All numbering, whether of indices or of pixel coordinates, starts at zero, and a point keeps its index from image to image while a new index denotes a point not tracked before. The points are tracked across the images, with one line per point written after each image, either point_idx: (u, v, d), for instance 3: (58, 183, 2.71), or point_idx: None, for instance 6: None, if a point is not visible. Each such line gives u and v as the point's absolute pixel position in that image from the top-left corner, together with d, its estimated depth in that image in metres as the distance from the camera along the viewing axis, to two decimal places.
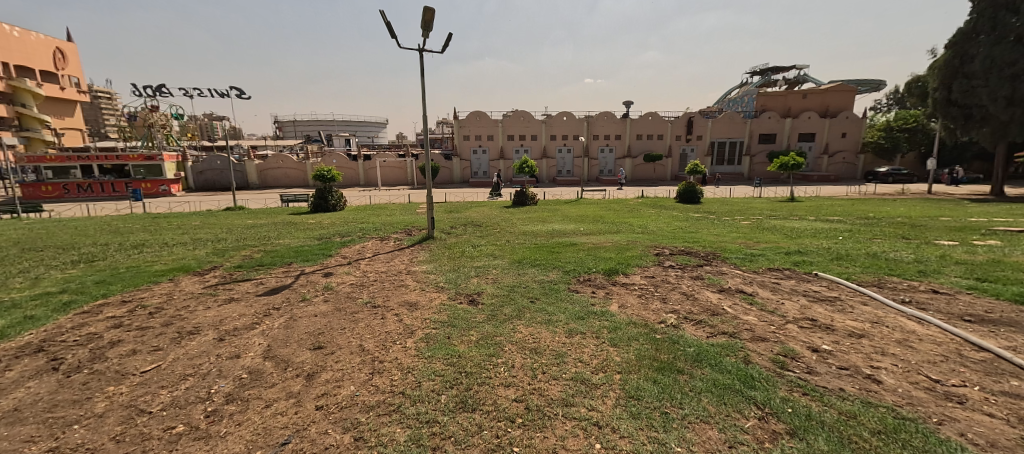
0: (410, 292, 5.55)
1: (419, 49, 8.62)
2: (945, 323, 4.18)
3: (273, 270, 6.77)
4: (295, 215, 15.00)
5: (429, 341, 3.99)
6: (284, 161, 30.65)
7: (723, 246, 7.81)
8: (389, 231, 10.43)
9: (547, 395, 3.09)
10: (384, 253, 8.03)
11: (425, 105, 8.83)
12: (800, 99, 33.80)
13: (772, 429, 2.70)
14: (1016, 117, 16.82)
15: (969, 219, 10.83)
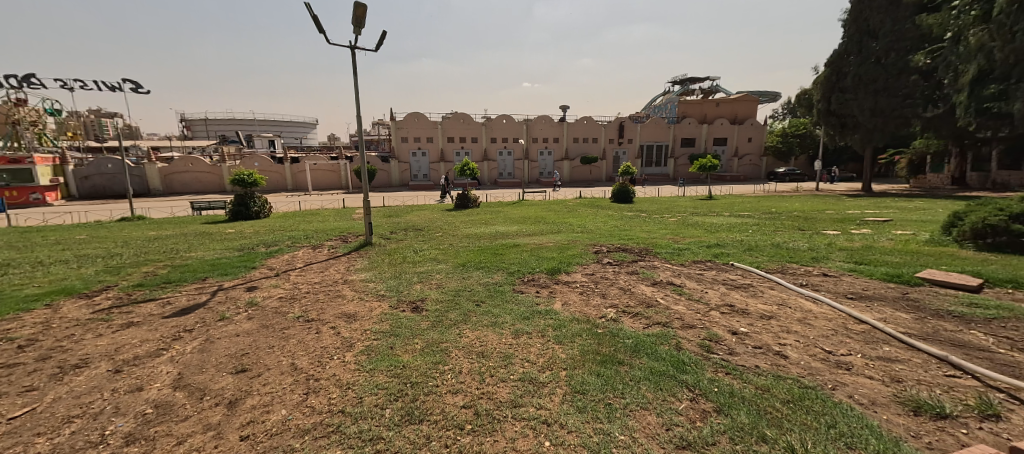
0: (348, 303, 5.38)
1: (352, 47, 8.45)
2: (834, 301, 4.88)
3: (182, 287, 6.21)
4: (210, 223, 13.76)
5: (370, 354, 3.92)
6: (194, 164, 28.06)
7: (654, 241, 8.44)
8: (322, 238, 9.97)
9: (496, 399, 3.19)
10: (317, 263, 7.67)
11: (359, 104, 8.64)
12: (713, 107, 37.11)
13: (702, 408, 3.01)
14: (878, 125, 20.00)
15: (848, 212, 12.67)
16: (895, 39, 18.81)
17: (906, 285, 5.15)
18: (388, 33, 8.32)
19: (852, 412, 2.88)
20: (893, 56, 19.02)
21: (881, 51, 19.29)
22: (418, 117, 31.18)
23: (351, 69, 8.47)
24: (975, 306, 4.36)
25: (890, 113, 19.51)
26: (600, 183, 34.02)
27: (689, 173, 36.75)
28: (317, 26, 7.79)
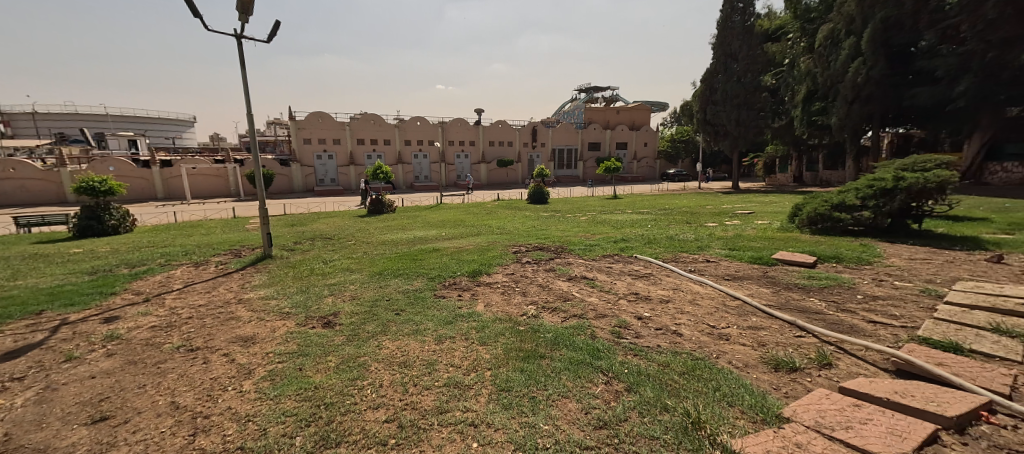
0: (244, 325, 4.97)
1: (238, 36, 7.81)
2: (715, 282, 5.75)
3: (8, 326, 5.16)
4: (48, 243, 11.54)
5: (275, 379, 3.66)
6: (17, 169, 23.27)
7: (568, 239, 9.05)
8: (208, 254, 8.98)
9: (420, 408, 3.18)
10: (201, 282, 6.93)
11: (249, 99, 7.98)
12: (614, 115, 40.32)
13: (615, 389, 3.34)
14: (741, 134, 23.42)
15: (724, 206, 14.79)
16: (750, 62, 22.47)
17: (765, 265, 6.26)
18: (280, 24, 7.87)
19: (731, 376, 3.44)
20: (749, 76, 22.63)
21: (740, 70, 22.73)
22: (324, 118, 29.28)
23: (238, 60, 7.83)
24: (813, 278, 5.47)
25: (750, 124, 23.09)
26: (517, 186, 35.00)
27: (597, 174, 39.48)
28: (193, 11, 7.08)
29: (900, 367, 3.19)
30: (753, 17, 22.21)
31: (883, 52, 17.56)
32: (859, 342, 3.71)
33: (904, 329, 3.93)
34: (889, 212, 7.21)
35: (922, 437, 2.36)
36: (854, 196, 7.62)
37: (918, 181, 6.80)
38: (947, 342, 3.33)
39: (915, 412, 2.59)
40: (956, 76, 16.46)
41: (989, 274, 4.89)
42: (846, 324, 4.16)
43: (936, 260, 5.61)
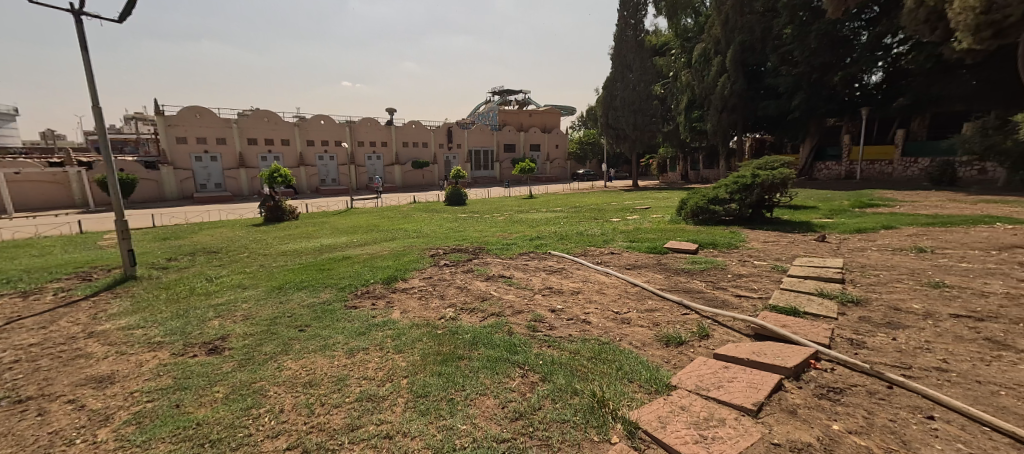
0: (98, 363, 4.18)
1: (77, 13, 6.57)
2: (619, 272, 6.28)
3: None
4: None
5: (144, 421, 3.12)
6: None
7: (486, 239, 9.19)
8: (44, 279, 7.42)
9: (328, 428, 2.92)
10: (34, 316, 5.72)
11: (93, 89, 6.75)
12: (526, 117, 41.65)
13: (530, 381, 3.30)
14: (637, 137, 25.80)
15: (627, 203, 16.21)
16: (642, 72, 24.87)
17: (658, 253, 7.00)
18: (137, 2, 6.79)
19: (632, 355, 3.67)
20: (642, 85, 25.02)
21: (634, 80, 25.03)
22: (202, 114, 25.82)
23: (79, 42, 6.59)
24: (695, 262, 6.28)
25: (644, 128, 25.50)
26: (432, 188, 34.34)
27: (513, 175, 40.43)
28: None
29: (761, 334, 3.49)
30: (643, 33, 24.55)
31: (741, 70, 21.01)
32: (728, 313, 4.31)
33: (763, 300, 4.66)
34: (750, 203, 8.58)
35: (772, 387, 2.60)
36: (724, 191, 8.81)
37: (770, 176, 8.35)
38: (788, 307, 3.86)
39: (769, 368, 2.82)
40: (793, 90, 20.02)
41: (817, 250, 6.07)
42: (720, 300, 4.83)
43: (783, 242, 6.78)
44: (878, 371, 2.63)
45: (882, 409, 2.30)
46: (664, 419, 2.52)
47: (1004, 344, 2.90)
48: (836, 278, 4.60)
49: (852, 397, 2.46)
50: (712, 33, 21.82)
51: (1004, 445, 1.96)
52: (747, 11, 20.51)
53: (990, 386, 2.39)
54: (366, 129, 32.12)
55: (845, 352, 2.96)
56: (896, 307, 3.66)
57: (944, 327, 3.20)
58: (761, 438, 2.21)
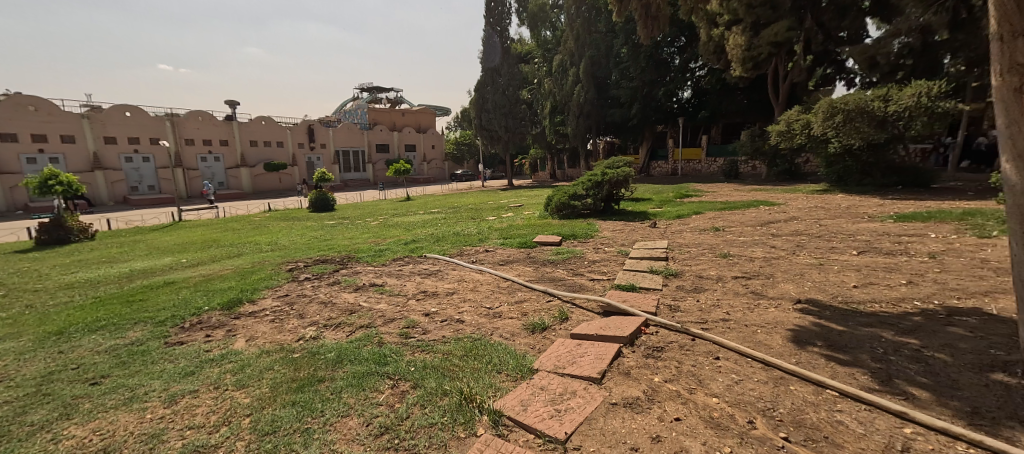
0: None
1: None
2: (495, 269, 5.79)
3: None
4: None
5: None
6: None
7: (357, 247, 7.88)
8: None
9: None
10: None
11: None
12: (399, 117, 39.98)
13: (400, 390, 2.67)
14: (509, 138, 26.93)
15: (503, 201, 16.79)
16: (509, 78, 26.09)
17: (528, 248, 7.28)
18: None
19: (500, 347, 3.22)
20: (511, 90, 26.31)
21: (503, 84, 26.10)
22: None
23: None
24: (559, 253, 6.67)
25: (516, 130, 26.81)
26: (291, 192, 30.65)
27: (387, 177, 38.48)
28: None
29: (606, 309, 3.98)
30: (509, 40, 25.80)
31: (592, 82, 23.82)
32: (584, 295, 4.27)
33: (609, 281, 5.06)
34: (602, 198, 9.74)
35: (613, 356, 2.84)
36: (581, 188, 9.78)
37: (617, 174, 9.60)
38: (625, 284, 4.51)
39: (610, 339, 3.10)
40: (630, 101, 23.28)
41: (650, 235, 7.18)
42: (574, 284, 4.99)
43: (627, 230, 7.82)
44: (684, 327, 3.23)
45: (687, 358, 2.81)
46: (525, 402, 2.38)
47: (760, 293, 3.86)
48: (661, 256, 5.52)
49: (671, 352, 2.92)
50: (567, 47, 24.20)
51: (756, 368, 2.59)
52: (593, 30, 23.42)
53: (749, 327, 3.15)
54: (196, 125, 26.90)
55: (669, 318, 3.50)
56: (699, 275, 4.57)
57: (727, 286, 4.12)
58: (602, 400, 2.35)
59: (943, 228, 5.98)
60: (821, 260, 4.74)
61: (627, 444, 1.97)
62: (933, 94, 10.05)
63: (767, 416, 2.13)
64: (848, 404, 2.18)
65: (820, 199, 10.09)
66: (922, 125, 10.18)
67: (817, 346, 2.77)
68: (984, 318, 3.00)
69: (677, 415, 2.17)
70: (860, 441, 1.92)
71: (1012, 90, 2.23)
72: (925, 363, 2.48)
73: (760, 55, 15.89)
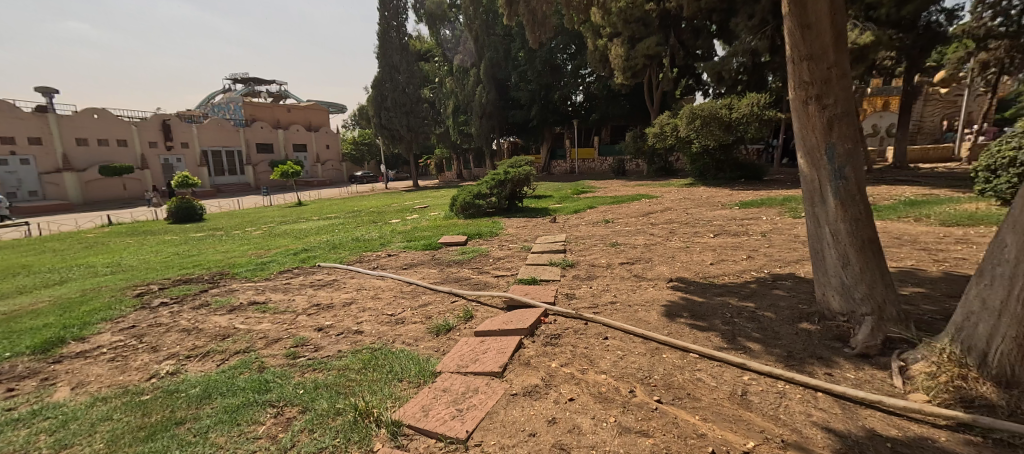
0: None
1: None
2: (397, 274, 5.55)
3: None
4: None
5: None
6: None
7: (232, 262, 6.81)
8: None
9: None
10: None
11: None
12: (285, 112, 36.01)
13: (286, 417, 2.38)
14: (412, 138, 26.12)
15: (406, 203, 16.18)
16: (409, 76, 25.35)
17: (433, 249, 7.07)
18: None
19: (403, 354, 3.11)
20: (411, 88, 25.59)
21: (403, 81, 25.26)
22: None
23: None
24: (464, 252, 6.59)
25: (418, 130, 26.06)
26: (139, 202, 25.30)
27: (272, 181, 34.40)
28: None
29: (509, 303, 4.08)
30: (406, 36, 25.05)
31: (493, 83, 24.47)
32: (489, 293, 4.28)
33: (513, 276, 5.17)
34: (505, 196, 9.98)
35: (513, 348, 2.93)
36: (485, 187, 9.88)
37: (518, 173, 9.97)
38: (526, 277, 4.70)
39: (512, 332, 3.19)
40: (529, 103, 24.31)
41: (551, 230, 7.55)
42: (481, 283, 4.94)
43: (530, 226, 8.13)
44: (578, 313, 3.46)
45: (580, 341, 3.01)
46: (427, 407, 2.32)
47: (641, 275, 4.32)
48: (560, 249, 5.85)
49: (567, 338, 3.10)
50: (466, 47, 24.35)
51: (638, 343, 2.89)
52: (491, 32, 23.85)
53: (632, 306, 3.50)
54: None
55: (565, 305, 3.72)
56: (592, 263, 4.94)
57: (615, 272, 4.53)
58: (505, 393, 2.41)
59: (769, 212, 7.32)
60: (687, 243, 5.47)
61: (525, 431, 2.05)
62: (761, 105, 12.61)
63: (644, 383, 2.40)
64: (707, 363, 2.56)
65: (689, 191, 11.60)
66: (756, 128, 12.57)
67: (684, 317, 3.19)
68: (796, 279, 3.78)
69: (571, 396, 2.32)
70: (716, 393, 2.25)
71: (800, 101, 2.77)
72: (759, 320, 3.03)
73: (636, 65, 17.71)
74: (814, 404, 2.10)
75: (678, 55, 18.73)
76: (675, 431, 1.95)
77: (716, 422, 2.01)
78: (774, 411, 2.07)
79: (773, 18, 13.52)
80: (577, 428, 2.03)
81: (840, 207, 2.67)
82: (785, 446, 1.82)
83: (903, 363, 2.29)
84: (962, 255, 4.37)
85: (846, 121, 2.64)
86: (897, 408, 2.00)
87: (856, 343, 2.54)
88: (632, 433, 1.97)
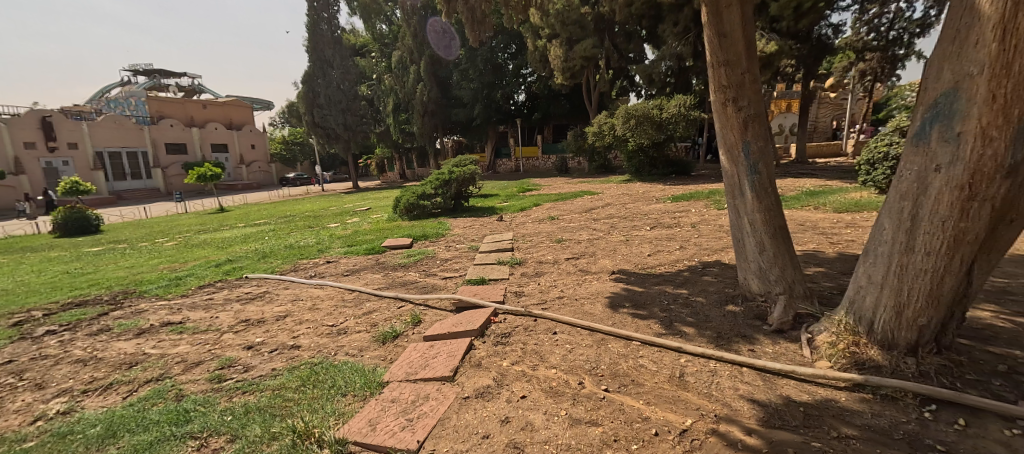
0: None
1: None
2: (337, 282, 5.29)
3: None
4: None
5: None
6: None
7: (139, 278, 6.11)
8: None
9: None
10: None
11: None
12: (199, 109, 31.98)
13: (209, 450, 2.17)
14: (350, 137, 25.00)
15: (344, 206, 15.47)
16: (344, 71, 24.24)
17: (376, 253, 6.81)
18: None
19: (346, 366, 2.98)
20: (347, 84, 24.46)
21: (337, 77, 24.09)
22: None
23: None
24: (410, 255, 6.42)
25: (356, 129, 24.98)
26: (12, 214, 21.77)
27: (186, 185, 30.73)
28: None
29: (459, 305, 4.06)
30: (339, 30, 23.89)
31: (434, 81, 24.14)
32: (436, 297, 4.21)
33: (461, 277, 5.14)
34: (451, 196, 9.86)
35: (463, 351, 2.92)
36: (429, 187, 9.72)
37: (463, 172, 9.92)
38: (474, 278, 4.67)
39: (462, 334, 3.17)
40: (472, 102, 24.22)
41: (497, 229, 7.58)
42: (427, 286, 4.84)
43: (476, 226, 8.12)
44: (527, 310, 3.52)
45: (530, 338, 3.07)
46: (374, 420, 2.24)
47: (586, 270, 4.48)
48: (507, 248, 5.89)
49: (517, 336, 3.14)
50: (405, 43, 23.73)
51: (585, 336, 2.99)
52: None
53: (578, 300, 3.62)
54: None
55: (514, 304, 3.76)
56: (539, 261, 5.04)
57: (561, 267, 4.66)
58: (456, 398, 2.39)
59: (697, 205, 7.88)
60: (626, 237, 5.75)
61: (478, 434, 2.05)
62: (687, 106, 13.50)
63: (593, 374, 2.49)
64: (649, 350, 2.71)
65: (626, 187, 12.17)
66: (683, 128, 13.46)
67: (626, 308, 3.34)
68: (721, 266, 4.12)
69: (523, 393, 2.36)
70: (657, 377, 2.39)
71: (720, 103, 3.02)
72: (692, 305, 3.27)
73: (574, 66, 18.34)
74: (741, 378, 2.31)
75: (612, 57, 19.57)
76: (621, 418, 2.06)
77: (658, 405, 2.15)
78: (707, 388, 2.25)
79: (695, 25, 14.61)
80: (530, 425, 2.07)
81: (756, 200, 2.94)
82: (718, 420, 1.99)
83: (810, 335, 2.58)
84: (852, 237, 5.01)
85: (757, 121, 2.91)
86: (808, 376, 2.25)
87: (773, 321, 2.83)
88: (582, 423, 2.05)
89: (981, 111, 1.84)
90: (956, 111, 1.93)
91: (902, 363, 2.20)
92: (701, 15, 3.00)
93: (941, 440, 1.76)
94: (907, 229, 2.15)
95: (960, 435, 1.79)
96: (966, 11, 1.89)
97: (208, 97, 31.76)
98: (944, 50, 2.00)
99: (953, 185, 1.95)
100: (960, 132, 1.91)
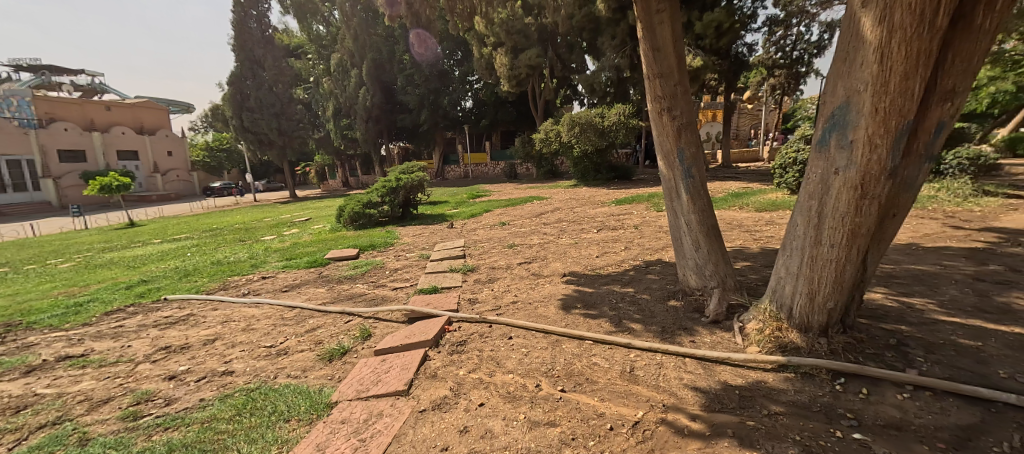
0: None
1: None
2: (276, 299, 4.96)
3: None
4: None
5: None
6: None
7: (28, 307, 5.35)
8: None
9: None
10: None
11: None
12: (102, 112, 28.70)
13: None
14: (285, 143, 23.61)
15: (278, 217, 14.59)
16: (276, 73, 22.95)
17: (320, 266, 6.50)
18: None
19: (288, 389, 2.81)
20: (280, 87, 23.13)
21: (268, 79, 22.72)
22: None
23: None
24: (357, 267, 6.18)
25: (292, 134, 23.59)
26: None
27: (85, 197, 27.27)
28: None
29: (411, 317, 3.97)
30: (271, 30, 22.74)
31: (377, 86, 23.49)
32: (385, 309, 4.09)
33: (412, 287, 5.02)
34: (398, 204, 9.62)
35: (417, 363, 2.86)
36: (376, 195, 9.43)
37: (411, 179, 9.74)
38: (426, 287, 4.59)
39: (415, 345, 3.11)
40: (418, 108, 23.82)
41: (447, 236, 7.54)
42: (377, 297, 4.69)
43: (425, 234, 7.98)
44: (482, 317, 3.52)
45: (487, 345, 3.07)
46: (322, 444, 2.14)
47: (538, 273, 4.56)
48: (459, 255, 5.87)
49: (473, 343, 3.14)
50: (345, 46, 22.98)
51: (540, 339, 3.05)
52: (373, 32, 22.76)
53: (531, 304, 3.68)
54: None
55: (467, 312, 3.73)
56: (491, 267, 5.06)
57: (514, 273, 4.71)
58: (411, 412, 2.34)
59: (638, 207, 8.28)
60: (575, 240, 5.93)
61: (437, 446, 2.03)
62: (627, 114, 14.22)
63: (549, 375, 2.55)
64: (600, 348, 2.82)
65: (571, 191, 12.56)
66: (624, 134, 14.13)
67: (577, 309, 3.45)
68: (662, 264, 4.37)
69: (481, 401, 2.36)
70: (610, 374, 2.49)
71: (656, 112, 3.21)
72: (638, 303, 3.44)
73: (520, 74, 18.64)
74: (684, 368, 2.47)
75: (556, 66, 20.14)
76: (579, 416, 2.12)
77: (612, 400, 2.24)
78: (655, 380, 2.38)
79: (631, 39, 15.49)
80: (489, 433, 2.08)
81: (691, 201, 3.15)
82: (665, 410, 2.11)
83: (741, 324, 2.82)
84: (771, 233, 5.52)
85: (689, 129, 3.13)
86: (740, 361, 2.45)
87: (709, 313, 3.05)
88: (540, 425, 2.09)
89: (867, 122, 2.11)
90: (848, 122, 2.20)
91: (816, 344, 2.47)
92: (636, 30, 3.18)
93: (850, 409, 2.00)
94: (815, 225, 2.41)
95: (864, 403, 2.04)
96: (853, 36, 2.16)
97: (113, 98, 28.61)
98: (836, 70, 2.28)
99: (849, 184, 2.22)
100: (853, 139, 2.17)
